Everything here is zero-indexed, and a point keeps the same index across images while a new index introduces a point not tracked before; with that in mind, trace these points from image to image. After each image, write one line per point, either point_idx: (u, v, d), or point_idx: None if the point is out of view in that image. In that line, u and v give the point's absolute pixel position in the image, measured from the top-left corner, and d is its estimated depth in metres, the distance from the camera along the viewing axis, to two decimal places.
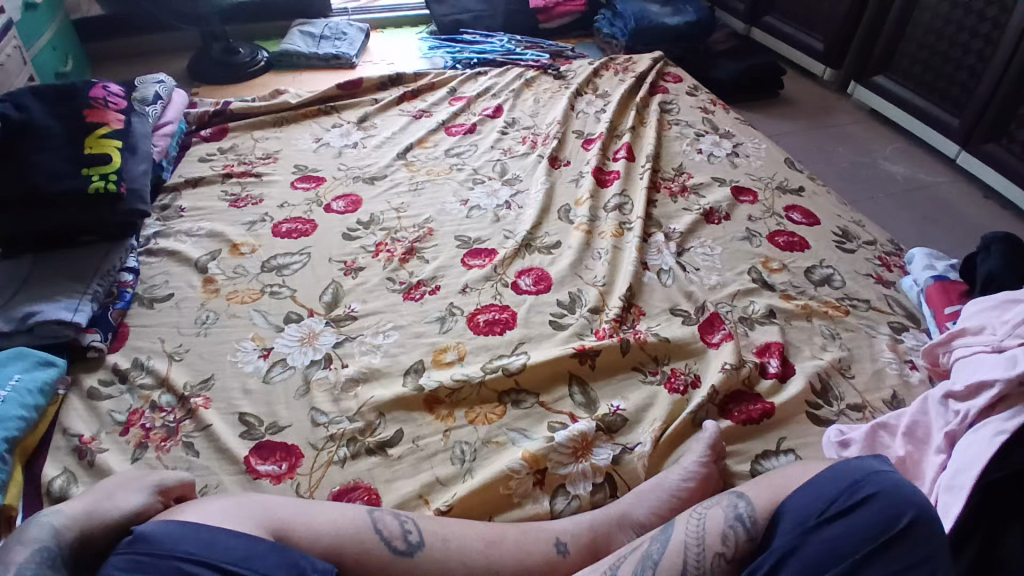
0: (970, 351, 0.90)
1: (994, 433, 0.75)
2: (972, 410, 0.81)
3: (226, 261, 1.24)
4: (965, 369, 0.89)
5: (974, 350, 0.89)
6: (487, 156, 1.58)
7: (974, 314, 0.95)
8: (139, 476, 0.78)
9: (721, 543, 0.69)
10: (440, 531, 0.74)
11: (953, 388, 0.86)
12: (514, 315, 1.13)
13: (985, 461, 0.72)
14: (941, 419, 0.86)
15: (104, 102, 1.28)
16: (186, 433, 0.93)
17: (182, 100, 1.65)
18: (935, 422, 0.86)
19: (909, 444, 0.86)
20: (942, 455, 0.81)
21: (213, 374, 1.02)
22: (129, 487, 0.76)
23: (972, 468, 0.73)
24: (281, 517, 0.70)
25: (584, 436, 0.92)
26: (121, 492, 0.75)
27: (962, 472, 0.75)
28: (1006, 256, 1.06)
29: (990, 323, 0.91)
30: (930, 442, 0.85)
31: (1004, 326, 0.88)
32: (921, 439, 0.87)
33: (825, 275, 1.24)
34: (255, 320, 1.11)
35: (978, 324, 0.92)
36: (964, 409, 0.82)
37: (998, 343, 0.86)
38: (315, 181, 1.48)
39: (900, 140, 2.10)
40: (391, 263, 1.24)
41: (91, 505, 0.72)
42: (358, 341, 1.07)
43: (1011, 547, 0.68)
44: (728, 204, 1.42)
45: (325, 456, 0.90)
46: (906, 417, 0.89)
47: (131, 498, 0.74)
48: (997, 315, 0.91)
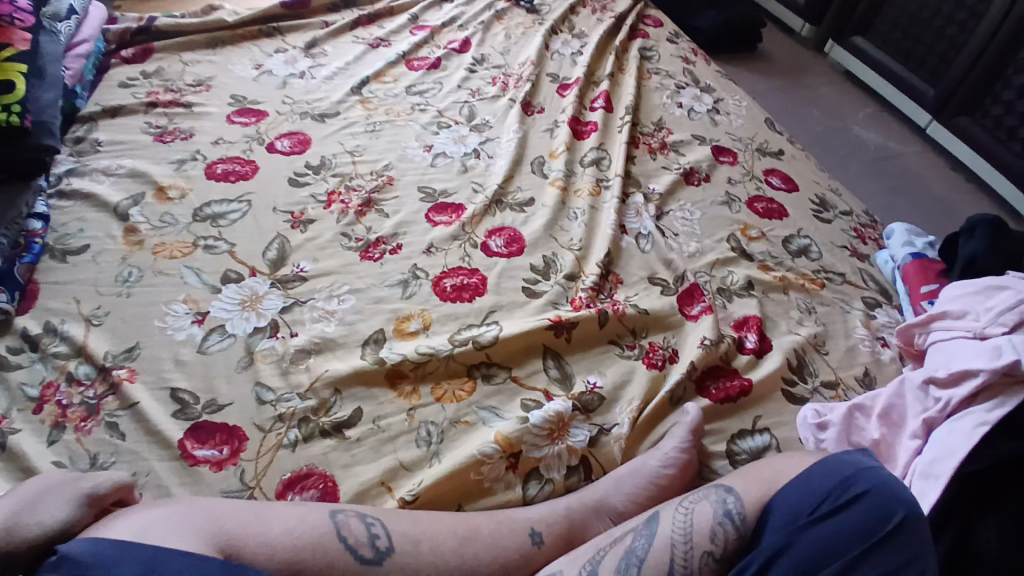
0: (950, 335, 0.90)
1: (976, 424, 0.76)
2: (953, 400, 0.81)
3: (151, 207, 1.07)
4: (945, 352, 0.89)
5: (956, 335, 0.90)
6: (453, 97, 1.43)
7: (956, 297, 0.95)
8: (70, 482, 0.65)
9: (709, 541, 0.65)
10: (411, 532, 0.67)
11: (935, 374, 0.85)
12: (483, 280, 1.03)
13: (964, 453, 0.74)
14: (917, 405, 0.86)
15: (8, 18, 1.09)
16: (109, 412, 0.81)
17: (99, 15, 1.41)
18: (910, 407, 0.86)
19: (883, 426, 0.86)
20: (917, 441, 0.82)
21: (138, 342, 0.88)
22: (56, 496, 0.64)
23: (950, 459, 0.75)
24: (230, 528, 0.61)
25: (561, 416, 0.86)
26: (45, 504, 0.63)
27: (938, 462, 0.76)
28: (989, 240, 1.07)
29: (972, 308, 0.91)
30: (904, 426, 0.86)
31: (988, 313, 0.88)
32: (895, 422, 0.87)
33: (802, 246, 1.21)
34: (187, 279, 0.97)
35: (960, 308, 0.92)
36: (945, 397, 0.82)
37: (981, 330, 0.87)
38: (255, 115, 1.29)
39: (872, 104, 2.08)
40: (346, 215, 1.11)
41: (9, 519, 0.60)
42: (309, 307, 0.95)
43: (983, 538, 0.70)
44: (708, 165, 1.34)
45: (273, 438, 0.80)
46: (883, 398, 0.88)
47: (55, 513, 0.62)
48: (980, 300, 0.92)
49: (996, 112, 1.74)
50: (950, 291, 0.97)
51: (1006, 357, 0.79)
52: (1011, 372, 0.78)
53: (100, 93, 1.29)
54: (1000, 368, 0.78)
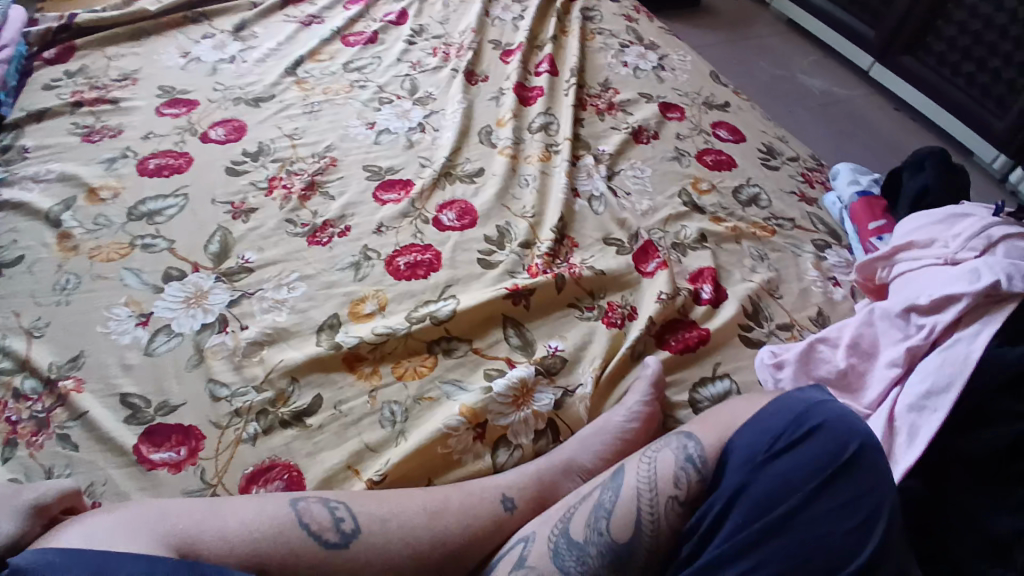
0: (920, 264, 0.92)
1: (966, 350, 0.75)
2: (937, 326, 0.81)
3: (83, 210, 1.02)
4: (918, 279, 0.91)
5: (926, 263, 0.91)
6: (393, 71, 1.38)
7: (921, 228, 0.98)
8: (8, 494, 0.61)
9: (672, 486, 0.66)
10: (377, 512, 0.65)
11: (915, 302, 0.85)
12: (438, 256, 1.02)
13: (963, 381, 0.72)
14: (891, 333, 0.87)
15: None
16: (59, 424, 0.77)
17: (21, 17, 1.32)
18: (881, 335, 0.88)
19: (852, 356, 0.88)
20: (893, 369, 0.83)
21: (83, 350, 0.85)
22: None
23: (949, 389, 0.73)
24: (185, 527, 0.59)
25: (523, 383, 0.86)
26: None
27: (926, 390, 0.76)
28: (938, 170, 1.10)
29: (939, 237, 0.94)
30: (876, 355, 0.87)
31: (956, 239, 0.90)
32: (866, 351, 0.89)
33: (752, 194, 1.22)
34: (127, 281, 0.93)
35: (926, 238, 0.95)
36: (930, 324, 0.82)
37: (952, 256, 0.89)
38: (185, 105, 1.23)
39: (815, 53, 2.11)
40: (289, 202, 1.07)
41: None
42: (258, 298, 0.93)
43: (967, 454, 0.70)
44: (656, 121, 1.34)
45: (231, 434, 0.78)
46: (852, 328, 0.90)
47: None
48: (944, 228, 0.94)
49: (938, 49, 1.78)
50: (914, 223, 1.00)
51: (985, 279, 0.78)
52: (992, 293, 0.78)
53: (23, 97, 1.21)
54: (981, 290, 0.78)
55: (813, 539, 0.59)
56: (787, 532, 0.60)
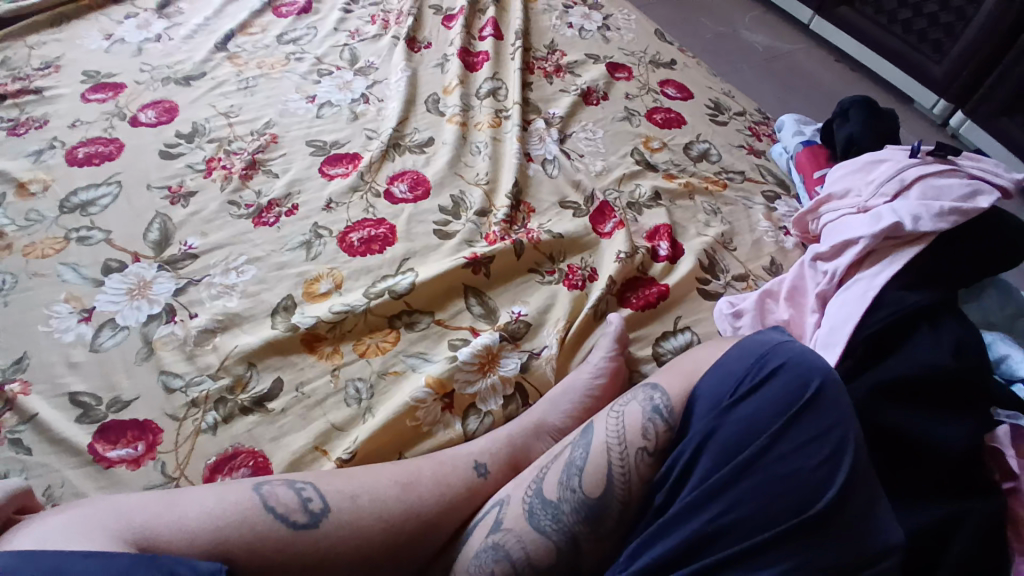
0: (838, 215, 0.96)
1: (865, 290, 0.83)
2: (839, 269, 0.88)
3: (13, 207, 0.95)
4: (836, 229, 0.95)
5: (842, 213, 0.95)
6: (330, 42, 1.32)
7: (840, 178, 1.02)
8: None
9: (641, 437, 0.66)
10: (347, 489, 0.64)
11: (820, 249, 0.92)
12: (393, 229, 0.99)
13: (857, 318, 0.80)
14: (813, 280, 0.92)
15: None
16: (10, 430, 0.73)
17: None
18: (809, 284, 0.92)
19: (792, 307, 0.92)
20: (816, 315, 0.89)
21: (26, 351, 0.79)
22: None
23: (847, 325, 0.81)
24: (142, 521, 0.56)
25: (489, 350, 0.86)
26: None
27: (836, 330, 0.82)
28: (863, 120, 1.13)
29: (855, 186, 0.98)
30: (806, 303, 0.91)
31: (869, 187, 0.95)
32: (800, 301, 0.92)
33: (702, 150, 1.24)
34: (64, 277, 0.87)
35: (843, 188, 0.99)
36: (832, 269, 0.89)
37: (864, 204, 0.93)
38: (110, 88, 1.15)
39: (755, 8, 2.13)
40: (230, 182, 1.02)
41: None
42: (205, 284, 0.88)
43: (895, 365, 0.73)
44: (604, 82, 1.33)
45: (190, 425, 0.75)
46: (787, 282, 0.93)
47: None
48: (861, 177, 0.99)
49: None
50: (834, 174, 1.03)
51: (883, 222, 0.85)
52: (890, 236, 0.85)
53: None
54: (879, 233, 0.84)
55: (781, 477, 0.59)
56: (756, 472, 0.60)
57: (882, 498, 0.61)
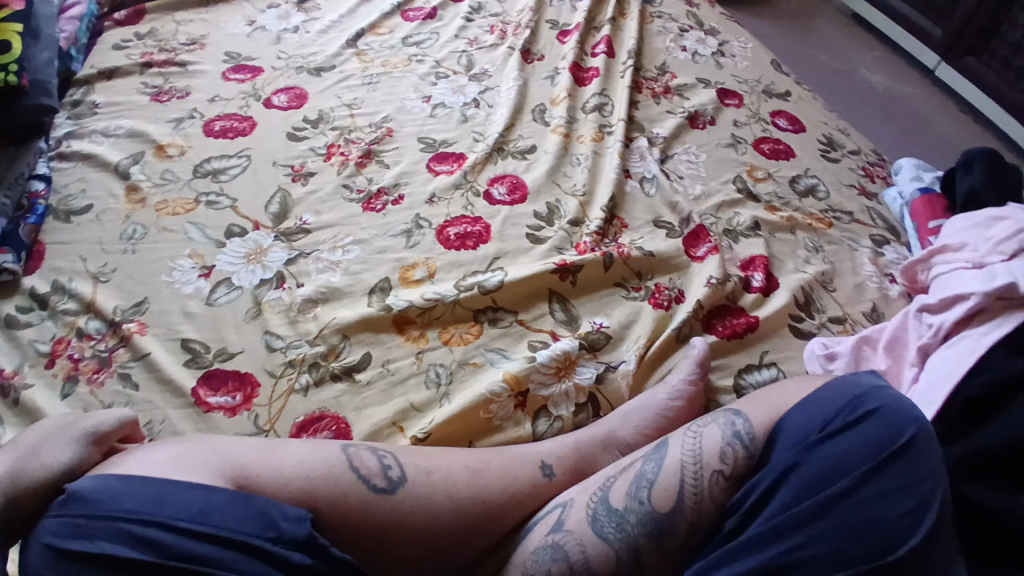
0: (950, 267, 0.90)
1: (972, 349, 0.75)
2: (946, 324, 0.81)
3: (151, 165, 1.07)
4: (946, 282, 0.89)
5: (954, 266, 0.89)
6: (450, 47, 1.39)
7: (958, 230, 0.95)
8: (70, 423, 0.65)
9: (718, 461, 0.64)
10: (422, 464, 0.67)
11: (927, 301, 0.86)
12: (487, 228, 1.03)
13: (958, 379, 0.73)
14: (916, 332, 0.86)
15: None
16: (121, 364, 0.82)
17: None
18: (911, 335, 0.87)
19: (889, 358, 0.86)
20: (914, 369, 0.83)
21: (146, 297, 0.89)
22: (56, 439, 0.63)
23: (947, 384, 0.74)
24: (240, 462, 0.61)
25: (567, 355, 0.87)
26: (47, 447, 0.62)
27: (934, 389, 0.75)
28: (988, 172, 1.06)
29: (972, 240, 0.90)
30: (906, 354, 0.86)
31: (987, 243, 0.87)
32: (901, 353, 0.87)
33: (810, 185, 1.19)
34: (191, 235, 0.97)
35: (959, 240, 0.92)
36: (938, 323, 0.83)
37: (980, 260, 0.86)
38: (250, 71, 1.27)
39: (881, 47, 2.03)
40: (346, 168, 1.10)
41: (16, 464, 0.60)
42: (313, 258, 0.96)
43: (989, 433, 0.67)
44: (713, 107, 1.31)
45: (285, 384, 0.82)
46: (888, 331, 0.88)
47: (57, 454, 0.61)
48: (980, 232, 0.91)
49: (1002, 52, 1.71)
50: (952, 226, 0.97)
51: (999, 281, 0.78)
52: (1005, 295, 0.78)
53: (95, 56, 1.26)
54: (993, 292, 0.78)
55: (864, 522, 0.57)
56: (837, 513, 0.57)
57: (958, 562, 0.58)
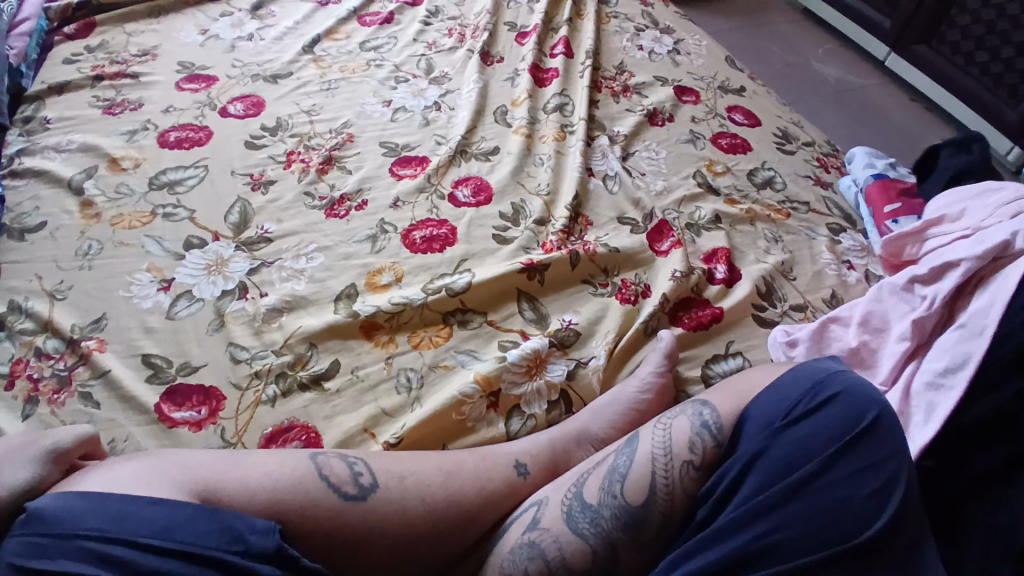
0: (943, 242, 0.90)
1: (982, 326, 0.71)
2: (941, 293, 0.81)
3: (105, 179, 1.04)
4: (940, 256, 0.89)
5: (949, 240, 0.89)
6: (409, 51, 1.39)
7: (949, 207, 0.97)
8: (26, 442, 0.61)
9: (688, 451, 0.65)
10: (395, 469, 0.66)
11: (917, 273, 0.86)
12: (454, 230, 1.03)
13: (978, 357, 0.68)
14: (900, 307, 0.87)
15: None
16: (81, 383, 0.79)
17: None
18: (891, 310, 0.87)
19: (864, 333, 0.87)
20: (904, 344, 0.81)
21: (104, 313, 0.86)
22: (13, 459, 0.59)
23: (965, 368, 0.69)
24: (206, 475, 0.60)
25: (537, 354, 0.88)
26: (5, 466, 0.58)
27: (950, 370, 0.71)
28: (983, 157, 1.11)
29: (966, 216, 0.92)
30: (886, 330, 0.86)
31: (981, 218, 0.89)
32: (876, 328, 0.87)
33: (767, 177, 1.22)
34: (148, 248, 0.94)
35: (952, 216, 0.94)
36: (931, 295, 0.82)
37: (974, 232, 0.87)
38: (205, 80, 1.24)
39: (830, 41, 2.10)
40: (307, 174, 1.08)
41: None
42: (276, 267, 0.94)
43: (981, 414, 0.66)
44: (671, 104, 1.34)
45: (251, 396, 0.80)
46: (861, 308, 0.89)
47: (18, 472, 0.58)
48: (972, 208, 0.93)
49: (952, 37, 1.78)
50: (944, 205, 0.99)
51: (987, 245, 0.79)
52: (1000, 258, 0.79)
53: (46, 71, 1.22)
54: (985, 256, 0.79)
55: (831, 503, 0.58)
56: (805, 496, 0.59)
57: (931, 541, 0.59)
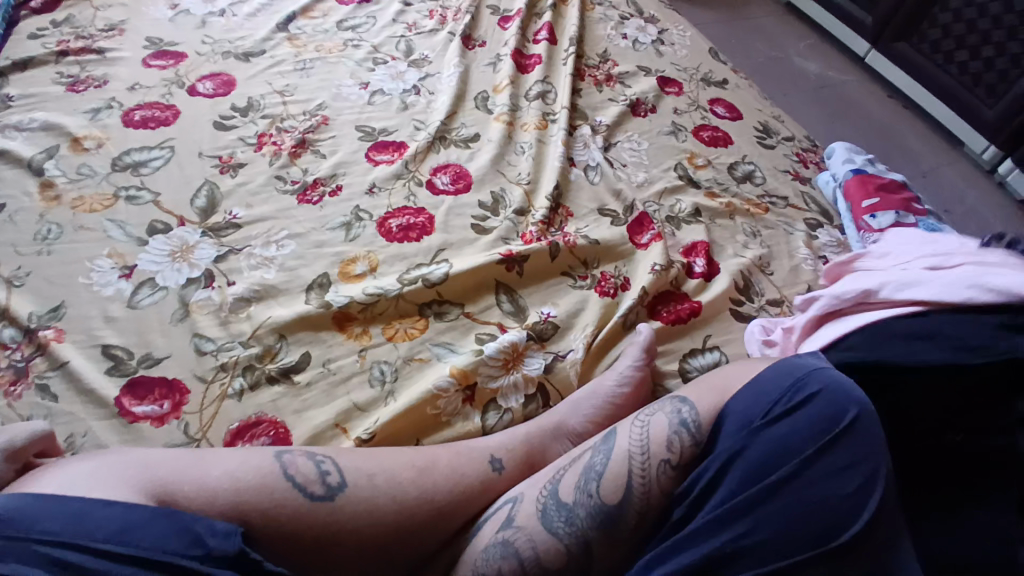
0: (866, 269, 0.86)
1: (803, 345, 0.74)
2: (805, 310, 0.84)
3: (66, 160, 0.98)
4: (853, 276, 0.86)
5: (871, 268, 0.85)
6: (388, 32, 1.35)
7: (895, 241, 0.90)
8: None
9: (665, 450, 0.65)
10: (366, 467, 0.64)
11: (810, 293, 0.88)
12: (431, 219, 1.00)
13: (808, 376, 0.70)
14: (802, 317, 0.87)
15: None
16: (39, 374, 0.75)
17: None
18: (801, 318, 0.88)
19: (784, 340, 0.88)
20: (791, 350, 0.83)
21: (64, 301, 0.82)
22: None
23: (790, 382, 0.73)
24: (164, 476, 0.57)
25: (515, 347, 0.86)
26: None
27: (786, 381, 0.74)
28: None
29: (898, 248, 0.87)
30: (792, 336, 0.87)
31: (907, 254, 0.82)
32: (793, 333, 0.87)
33: (747, 171, 1.22)
34: (110, 232, 0.90)
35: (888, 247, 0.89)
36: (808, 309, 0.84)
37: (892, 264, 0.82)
38: (173, 57, 1.18)
39: (811, 36, 2.11)
40: (279, 158, 1.04)
41: None
42: (245, 254, 0.90)
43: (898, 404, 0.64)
44: (654, 95, 1.32)
45: (217, 388, 0.77)
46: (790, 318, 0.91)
47: None
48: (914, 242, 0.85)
49: (932, 35, 1.78)
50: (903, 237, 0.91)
51: (853, 288, 0.79)
52: (864, 301, 0.77)
53: (7, 45, 1.15)
54: (848, 298, 0.79)
55: (808, 504, 0.58)
56: (782, 496, 0.58)
57: (908, 539, 0.58)
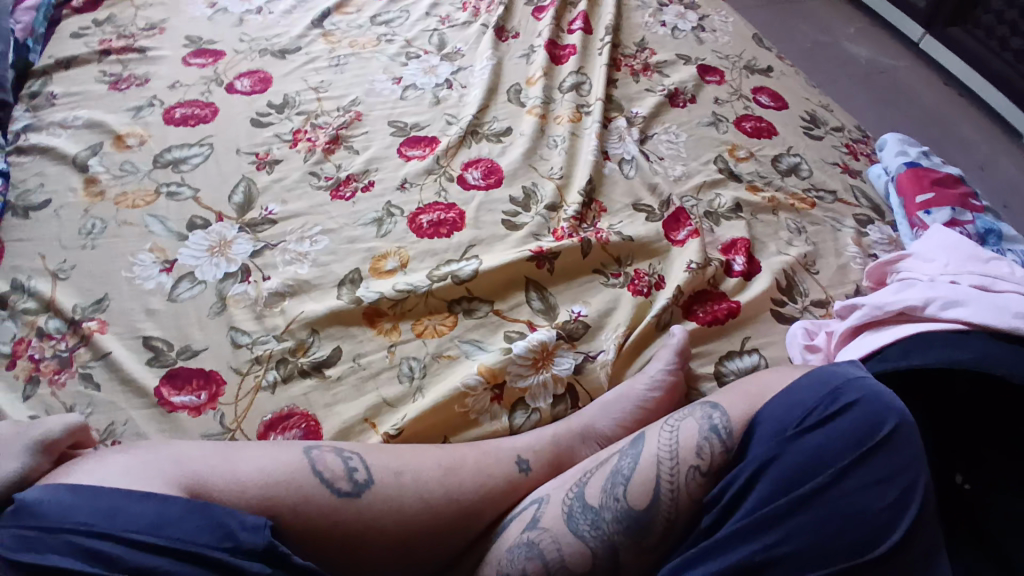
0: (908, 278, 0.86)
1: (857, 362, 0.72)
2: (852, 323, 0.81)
3: (110, 156, 1.02)
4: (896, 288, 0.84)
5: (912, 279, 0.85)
6: (421, 25, 1.34)
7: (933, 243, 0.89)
8: (18, 431, 0.61)
9: (694, 456, 0.62)
10: (391, 465, 0.65)
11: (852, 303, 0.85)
12: (461, 215, 0.99)
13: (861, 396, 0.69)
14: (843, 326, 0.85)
15: None
16: (82, 364, 0.79)
17: None
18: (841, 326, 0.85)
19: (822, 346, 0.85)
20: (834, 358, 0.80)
21: (106, 294, 0.85)
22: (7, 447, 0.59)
23: None
24: (195, 469, 0.58)
25: (544, 346, 0.85)
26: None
27: None
28: None
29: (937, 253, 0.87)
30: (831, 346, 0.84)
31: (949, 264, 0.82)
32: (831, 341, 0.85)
33: (792, 164, 1.16)
34: (151, 227, 0.93)
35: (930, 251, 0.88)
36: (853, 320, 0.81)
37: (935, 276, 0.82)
38: (212, 55, 1.21)
39: (865, 19, 1.99)
40: (313, 154, 1.06)
41: None
42: (279, 250, 0.92)
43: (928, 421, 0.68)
44: (693, 85, 1.28)
45: (251, 381, 0.79)
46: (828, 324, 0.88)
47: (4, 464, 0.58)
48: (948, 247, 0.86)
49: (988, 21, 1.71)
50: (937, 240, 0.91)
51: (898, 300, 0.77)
52: (907, 313, 0.76)
53: (54, 45, 1.20)
54: (891, 309, 0.77)
55: (845, 515, 0.55)
56: (817, 507, 0.56)
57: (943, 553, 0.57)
